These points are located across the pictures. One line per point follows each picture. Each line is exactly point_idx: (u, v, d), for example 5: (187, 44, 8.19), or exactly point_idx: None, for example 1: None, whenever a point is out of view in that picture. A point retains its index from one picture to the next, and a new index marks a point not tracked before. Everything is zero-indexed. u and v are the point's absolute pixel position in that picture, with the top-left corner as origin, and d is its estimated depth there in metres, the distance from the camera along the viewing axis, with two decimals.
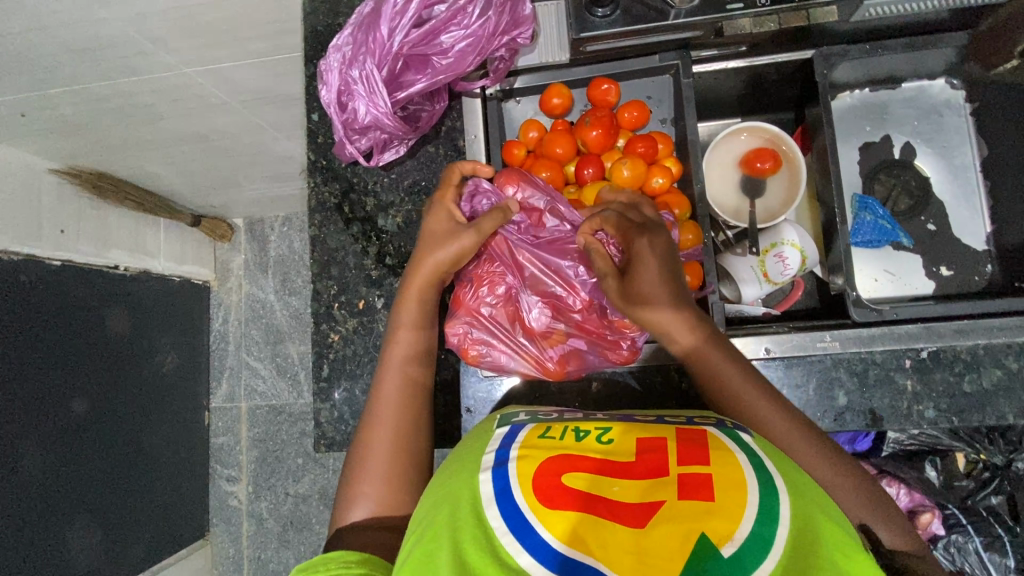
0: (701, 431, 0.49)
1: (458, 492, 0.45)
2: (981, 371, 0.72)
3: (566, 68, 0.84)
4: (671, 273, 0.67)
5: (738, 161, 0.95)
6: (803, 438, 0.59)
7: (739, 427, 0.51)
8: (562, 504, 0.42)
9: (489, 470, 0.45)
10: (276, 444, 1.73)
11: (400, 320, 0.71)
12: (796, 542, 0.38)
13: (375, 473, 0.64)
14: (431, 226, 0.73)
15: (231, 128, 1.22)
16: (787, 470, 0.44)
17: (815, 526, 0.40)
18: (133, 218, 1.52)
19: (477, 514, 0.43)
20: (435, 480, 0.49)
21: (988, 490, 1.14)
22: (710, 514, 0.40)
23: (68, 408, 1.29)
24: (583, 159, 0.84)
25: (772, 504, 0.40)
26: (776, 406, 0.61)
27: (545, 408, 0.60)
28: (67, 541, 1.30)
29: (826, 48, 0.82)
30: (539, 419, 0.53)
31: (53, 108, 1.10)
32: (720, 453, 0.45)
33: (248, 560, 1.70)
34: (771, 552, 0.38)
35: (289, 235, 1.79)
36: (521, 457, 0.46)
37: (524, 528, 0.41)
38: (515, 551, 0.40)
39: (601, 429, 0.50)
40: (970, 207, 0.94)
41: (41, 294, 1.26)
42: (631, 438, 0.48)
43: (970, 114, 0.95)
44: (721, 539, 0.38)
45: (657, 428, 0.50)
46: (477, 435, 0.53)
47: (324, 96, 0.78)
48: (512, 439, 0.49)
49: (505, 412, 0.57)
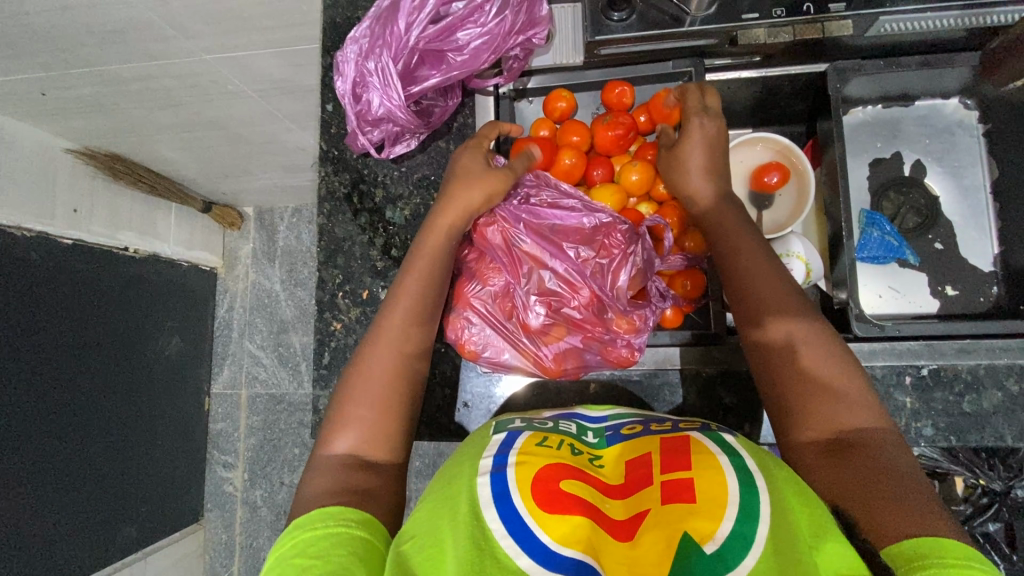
0: (684, 438, 0.48)
1: (455, 494, 0.44)
2: (981, 391, 0.71)
3: (579, 70, 0.84)
4: (715, 148, 0.73)
5: (749, 174, 0.95)
6: (808, 324, 0.60)
7: (723, 430, 0.51)
8: (558, 508, 0.41)
9: (487, 474, 0.45)
10: (274, 433, 1.74)
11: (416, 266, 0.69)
12: (776, 539, 0.39)
13: (360, 423, 0.61)
14: (469, 164, 0.72)
15: (247, 117, 1.24)
16: (767, 466, 0.44)
17: (790, 519, 0.40)
18: (146, 201, 1.54)
19: (475, 517, 0.42)
20: (432, 482, 0.49)
21: (987, 516, 1.14)
22: (691, 514, 0.41)
23: (71, 384, 1.31)
24: (592, 160, 0.84)
25: (753, 502, 0.41)
26: (783, 278, 0.64)
27: (539, 413, 0.60)
28: (63, 516, 1.31)
29: (841, 62, 0.82)
30: (535, 426, 0.53)
31: (72, 88, 1.12)
32: (701, 456, 0.45)
33: (240, 547, 1.71)
34: (752, 550, 0.38)
35: (298, 226, 1.81)
36: (519, 462, 0.45)
37: (524, 532, 0.41)
38: (515, 553, 0.40)
39: (592, 453, 0.50)
40: (979, 228, 0.94)
41: (49, 273, 1.27)
42: (620, 458, 0.48)
43: (981, 135, 0.94)
44: (703, 537, 0.39)
45: (642, 440, 0.50)
46: (474, 439, 0.53)
47: (340, 87, 0.79)
48: (509, 445, 0.48)
49: (500, 418, 0.57)
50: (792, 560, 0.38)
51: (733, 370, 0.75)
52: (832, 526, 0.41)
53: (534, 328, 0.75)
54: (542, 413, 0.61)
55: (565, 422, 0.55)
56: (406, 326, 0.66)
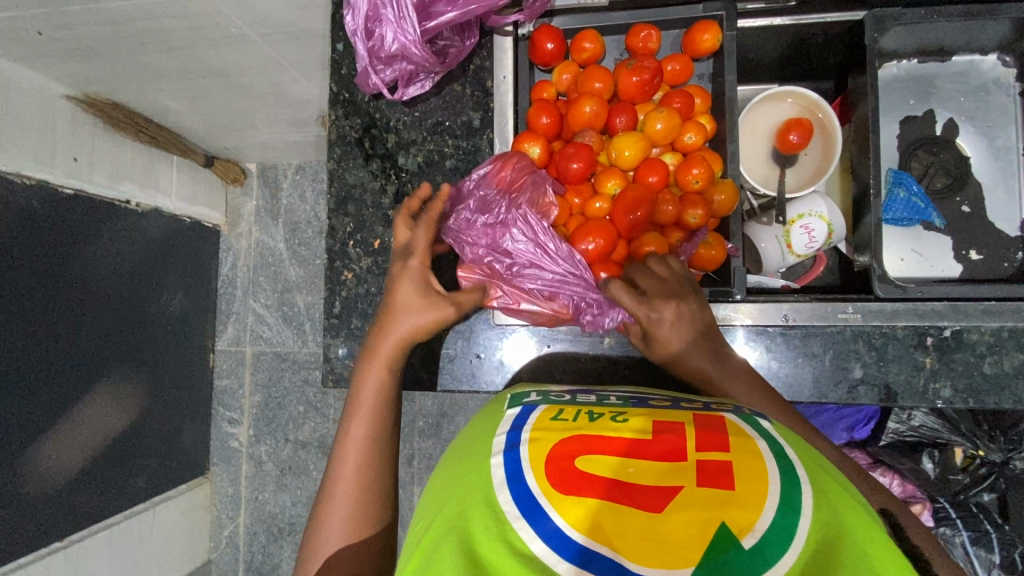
0: (719, 418, 0.46)
1: (469, 477, 0.43)
2: (1003, 353, 0.71)
3: (603, 12, 0.81)
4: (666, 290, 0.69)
5: (773, 128, 0.93)
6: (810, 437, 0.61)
7: (757, 414, 0.48)
8: (576, 490, 0.40)
9: (501, 454, 0.44)
10: (279, 390, 1.75)
11: (358, 409, 0.69)
12: (818, 534, 0.36)
13: (346, 512, 0.65)
14: (406, 295, 0.70)
15: (251, 64, 1.19)
16: (808, 459, 0.42)
17: (839, 521, 0.37)
18: (145, 153, 1.50)
19: (488, 499, 0.41)
20: (444, 463, 0.48)
21: (982, 487, 1.21)
22: (729, 503, 0.38)
23: (78, 337, 1.31)
24: (616, 105, 0.80)
25: (793, 493, 0.38)
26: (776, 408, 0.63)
27: (557, 386, 0.58)
28: (69, 466, 1.32)
29: (880, 10, 0.78)
30: (551, 400, 0.52)
31: (69, 28, 1.06)
32: (739, 440, 0.43)
33: (245, 500, 1.74)
34: (794, 545, 0.36)
35: (302, 183, 1.78)
36: (533, 440, 0.44)
37: (536, 512, 0.39)
38: (528, 538, 0.38)
39: (615, 412, 0.48)
40: (1007, 191, 0.91)
41: (51, 223, 1.25)
42: (647, 420, 0.46)
43: (1019, 94, 0.91)
44: (741, 529, 0.37)
45: (673, 413, 0.47)
46: (490, 415, 0.52)
47: (350, 21, 0.73)
48: (524, 421, 0.47)
49: (516, 392, 0.56)
50: (838, 553, 0.35)
51: (740, 325, 0.73)
52: (879, 528, 0.39)
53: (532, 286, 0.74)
54: (558, 386, 0.60)
55: (585, 395, 0.54)
56: (372, 416, 0.68)
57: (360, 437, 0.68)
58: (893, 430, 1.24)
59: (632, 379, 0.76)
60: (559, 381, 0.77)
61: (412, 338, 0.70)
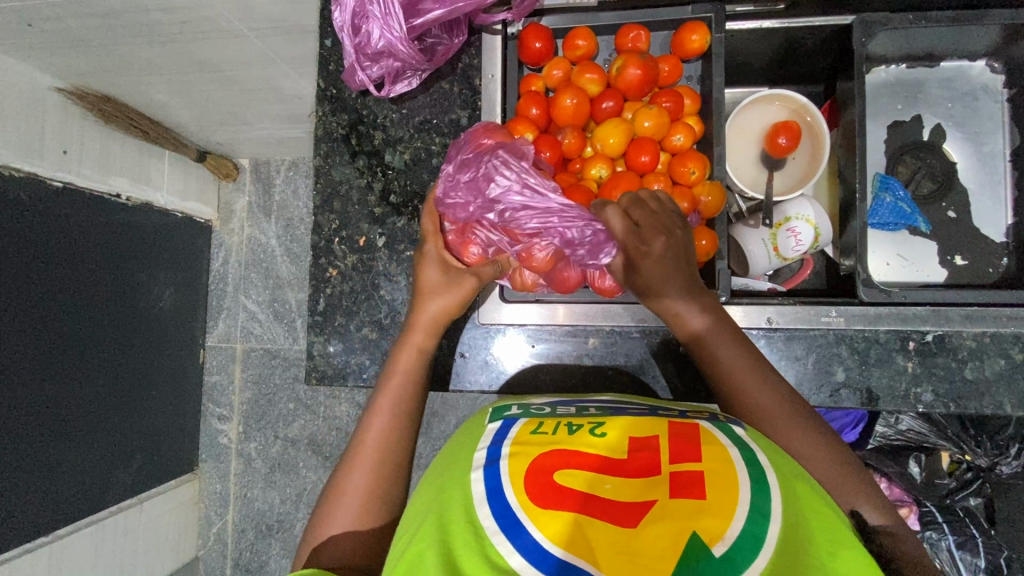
0: (694, 427, 0.46)
1: (451, 491, 0.43)
2: (984, 359, 0.71)
3: (593, 13, 0.81)
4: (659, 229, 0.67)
5: (763, 130, 0.93)
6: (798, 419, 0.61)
7: (732, 421, 0.49)
8: (552, 503, 0.40)
9: (481, 469, 0.44)
10: (269, 387, 1.74)
11: (387, 385, 0.69)
12: (787, 539, 0.36)
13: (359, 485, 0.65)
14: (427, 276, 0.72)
15: (243, 59, 1.18)
16: (780, 465, 0.43)
17: (805, 524, 0.38)
18: (137, 147, 1.49)
19: (469, 514, 0.41)
20: (427, 478, 0.48)
21: (968, 491, 1.22)
22: (701, 512, 0.38)
23: (67, 331, 1.30)
24: (607, 91, 0.80)
25: (763, 499, 0.38)
26: (763, 384, 0.63)
27: (538, 398, 0.58)
28: (56, 461, 1.31)
29: (868, 15, 0.78)
30: (532, 413, 0.52)
31: (59, 20, 1.05)
32: (712, 448, 0.43)
33: (234, 496, 1.73)
34: (764, 551, 0.36)
35: (295, 179, 1.77)
36: (512, 454, 0.44)
37: (514, 527, 0.39)
38: (506, 552, 0.38)
39: (593, 423, 0.48)
40: (994, 197, 0.92)
41: (39, 215, 1.24)
42: (624, 432, 0.46)
43: (1006, 101, 0.91)
44: (712, 538, 0.37)
45: (649, 421, 0.47)
46: (470, 429, 0.52)
47: (336, 18, 0.72)
48: (504, 436, 0.47)
49: (498, 405, 0.56)
50: (805, 559, 0.36)
51: None
52: (849, 534, 0.39)
53: (515, 238, 0.69)
54: (540, 398, 0.60)
55: (565, 406, 0.54)
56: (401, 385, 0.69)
57: (382, 421, 0.68)
58: (880, 434, 1.24)
59: (616, 380, 0.76)
60: (544, 382, 0.76)
61: (439, 320, 0.71)
